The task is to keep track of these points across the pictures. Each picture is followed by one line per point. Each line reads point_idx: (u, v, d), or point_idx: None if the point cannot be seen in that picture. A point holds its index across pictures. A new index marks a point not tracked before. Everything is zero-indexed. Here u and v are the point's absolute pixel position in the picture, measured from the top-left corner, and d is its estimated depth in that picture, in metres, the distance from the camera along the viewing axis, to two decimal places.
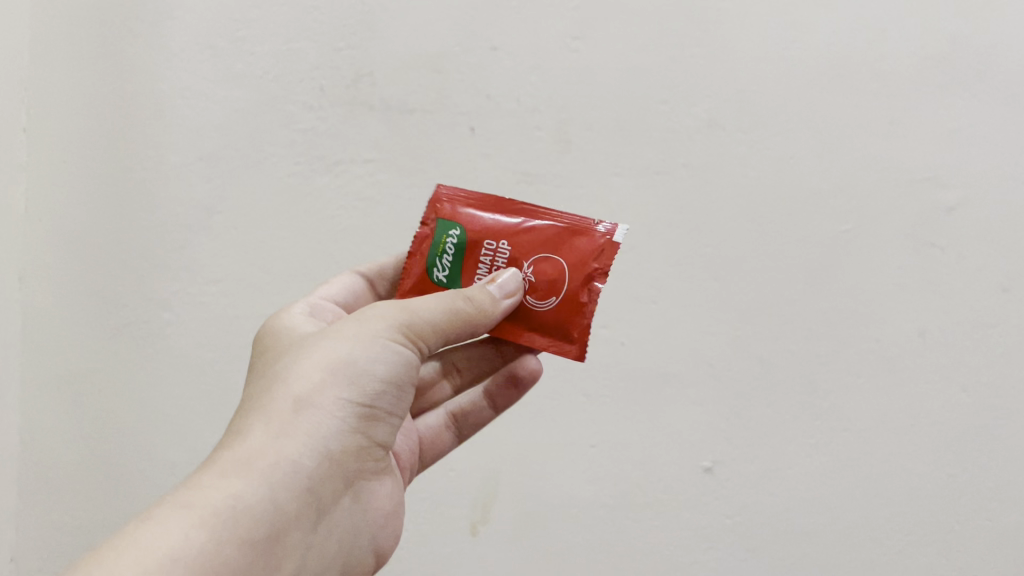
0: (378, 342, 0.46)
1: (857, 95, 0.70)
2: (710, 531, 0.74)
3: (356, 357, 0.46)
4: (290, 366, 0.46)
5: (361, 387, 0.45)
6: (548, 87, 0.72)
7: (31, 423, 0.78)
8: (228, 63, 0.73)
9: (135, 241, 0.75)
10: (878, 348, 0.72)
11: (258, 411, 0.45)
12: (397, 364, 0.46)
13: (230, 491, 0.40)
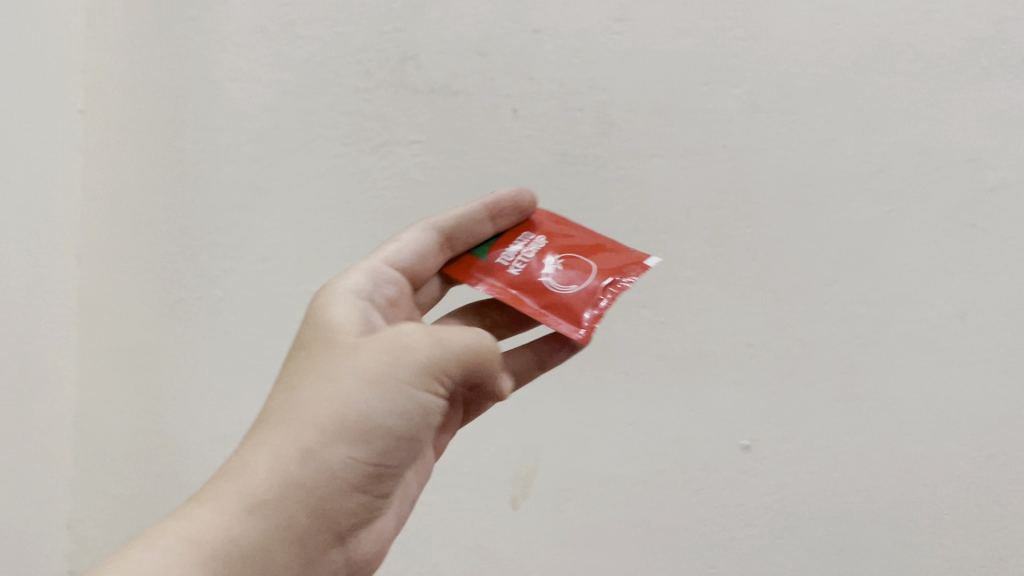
0: (408, 391, 0.43)
1: (906, 181, 0.66)
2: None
3: (375, 399, 0.42)
4: (318, 397, 0.42)
5: (369, 428, 0.42)
6: (584, 149, 0.70)
7: (80, 539, 0.78)
8: (273, 146, 0.74)
9: (171, 356, 0.76)
10: (916, 500, 0.67)
11: (273, 422, 0.42)
12: (418, 412, 0.43)
13: (219, 533, 0.38)
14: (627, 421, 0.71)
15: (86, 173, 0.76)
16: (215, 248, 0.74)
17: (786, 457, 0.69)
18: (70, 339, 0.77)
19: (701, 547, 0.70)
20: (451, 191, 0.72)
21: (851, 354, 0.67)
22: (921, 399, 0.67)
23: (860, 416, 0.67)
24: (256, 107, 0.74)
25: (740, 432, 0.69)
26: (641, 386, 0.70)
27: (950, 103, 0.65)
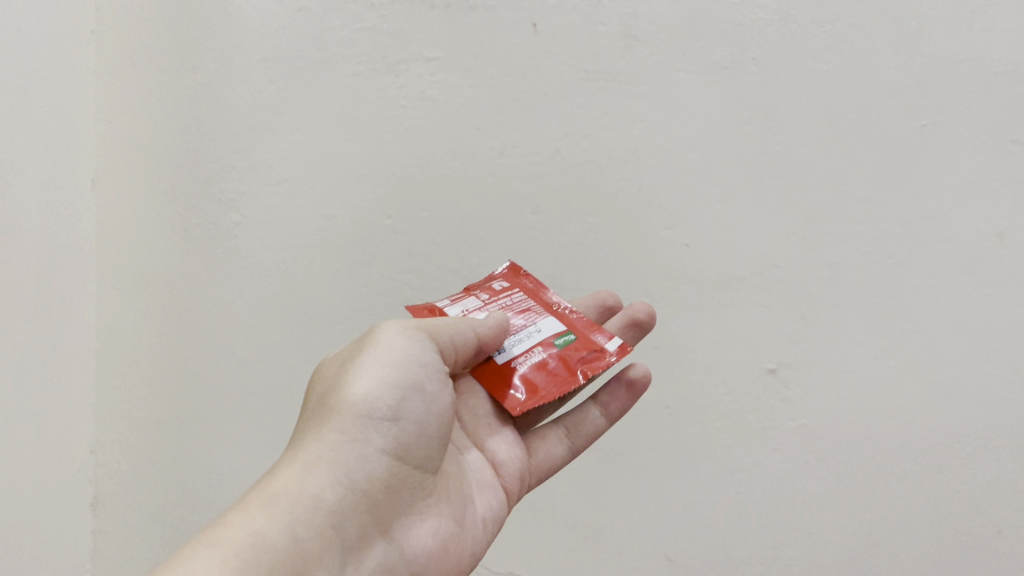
0: (389, 362, 0.46)
1: (941, 95, 0.63)
2: (733, 503, 0.70)
3: (368, 370, 0.46)
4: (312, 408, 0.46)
5: (378, 393, 0.45)
6: (606, 66, 0.67)
7: (104, 463, 0.79)
8: (285, 64, 0.72)
9: (187, 280, 0.75)
10: (948, 423, 0.65)
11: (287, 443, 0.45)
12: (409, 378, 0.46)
13: (246, 523, 0.39)
14: (650, 345, 0.70)
15: (100, 98, 0.76)
16: (230, 170, 0.73)
17: (812, 379, 0.67)
18: (88, 265, 0.77)
19: (727, 474, 0.70)
20: (469, 108, 0.70)
21: (882, 276, 0.65)
22: (956, 321, 0.65)
23: (891, 337, 0.66)
24: (265, 25, 0.72)
25: (766, 355, 0.68)
26: (666, 310, 0.69)
27: (994, 13, 0.62)
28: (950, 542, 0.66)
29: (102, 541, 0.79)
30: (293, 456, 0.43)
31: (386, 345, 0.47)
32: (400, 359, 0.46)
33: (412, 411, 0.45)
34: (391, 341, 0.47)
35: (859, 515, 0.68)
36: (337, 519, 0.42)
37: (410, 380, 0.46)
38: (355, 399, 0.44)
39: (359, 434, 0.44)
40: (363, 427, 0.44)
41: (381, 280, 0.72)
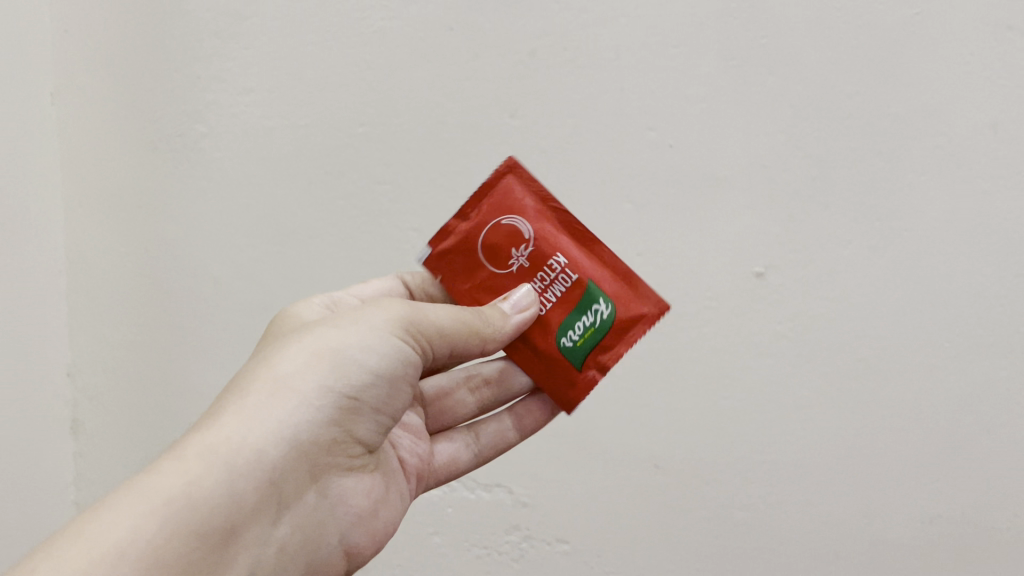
0: (377, 335, 0.43)
1: None
2: (723, 407, 0.69)
3: (353, 343, 0.43)
4: (278, 350, 0.43)
5: (348, 375, 0.42)
6: None
7: (82, 387, 0.77)
8: None
9: (158, 197, 0.72)
10: (939, 319, 0.64)
11: (244, 378, 0.42)
12: (393, 359, 0.43)
13: (185, 478, 0.37)
14: (633, 251, 0.68)
15: (54, 9, 0.73)
16: (196, 81, 0.70)
17: (802, 281, 0.66)
18: (53, 184, 0.74)
19: (714, 381, 0.69)
20: (440, 6, 0.66)
21: (872, 172, 0.63)
22: (947, 216, 0.63)
23: (882, 236, 0.64)
24: None
25: (754, 258, 0.66)
26: (652, 216, 0.67)
27: None
28: (938, 440, 0.66)
29: (84, 463, 0.78)
30: (244, 398, 0.41)
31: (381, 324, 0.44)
32: (387, 344, 0.43)
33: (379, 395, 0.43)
34: (385, 319, 0.44)
35: (848, 417, 0.67)
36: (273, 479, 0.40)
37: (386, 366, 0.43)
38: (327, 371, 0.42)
39: (321, 411, 0.41)
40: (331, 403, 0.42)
41: (356, 193, 0.69)
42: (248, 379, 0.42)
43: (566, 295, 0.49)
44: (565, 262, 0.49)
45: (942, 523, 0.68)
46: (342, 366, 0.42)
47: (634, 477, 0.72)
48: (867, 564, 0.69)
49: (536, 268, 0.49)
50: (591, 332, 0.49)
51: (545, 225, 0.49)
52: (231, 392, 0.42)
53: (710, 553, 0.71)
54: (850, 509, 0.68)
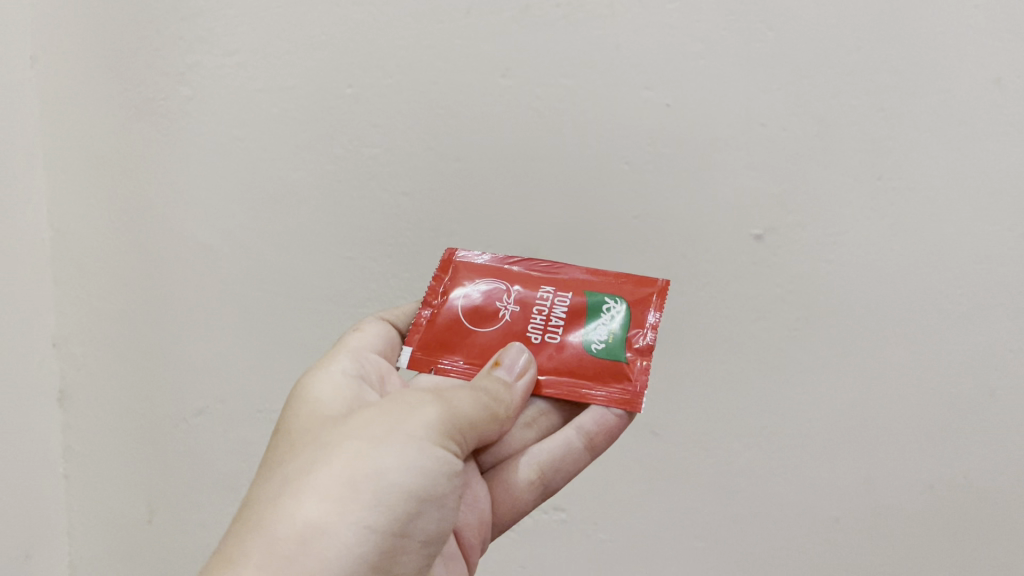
0: (412, 448, 0.41)
1: None
2: (722, 372, 0.68)
3: (392, 462, 0.40)
4: (303, 476, 0.40)
5: (387, 503, 0.39)
6: None
7: (68, 358, 0.75)
8: None
9: (144, 161, 0.70)
10: (941, 279, 0.63)
11: (266, 512, 0.38)
12: (428, 474, 0.41)
13: None
14: (632, 215, 0.66)
15: None
16: (179, 42, 0.68)
17: (802, 243, 0.64)
18: (34, 150, 0.72)
19: (713, 345, 0.68)
20: None
21: (874, 130, 0.62)
22: (951, 174, 0.62)
23: (884, 195, 0.63)
24: None
25: (753, 220, 0.65)
26: (649, 178, 0.65)
27: None
28: (940, 404, 0.65)
29: (73, 436, 0.77)
30: (275, 536, 0.37)
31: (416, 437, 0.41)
32: (424, 460, 0.41)
33: (418, 521, 0.41)
34: (419, 433, 0.42)
35: (850, 381, 0.66)
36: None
37: (424, 488, 0.41)
38: (369, 497, 0.39)
39: (366, 546, 0.38)
40: (375, 532, 0.38)
41: (346, 156, 0.68)
42: (276, 511, 0.38)
43: (571, 311, 0.55)
44: (554, 289, 0.56)
45: (944, 488, 0.67)
46: (384, 488, 0.39)
47: (632, 443, 0.71)
48: (868, 528, 0.68)
49: (520, 312, 0.55)
50: (615, 327, 0.54)
51: (512, 278, 0.57)
52: (256, 527, 0.38)
53: (710, 520, 0.71)
54: (850, 473, 0.68)
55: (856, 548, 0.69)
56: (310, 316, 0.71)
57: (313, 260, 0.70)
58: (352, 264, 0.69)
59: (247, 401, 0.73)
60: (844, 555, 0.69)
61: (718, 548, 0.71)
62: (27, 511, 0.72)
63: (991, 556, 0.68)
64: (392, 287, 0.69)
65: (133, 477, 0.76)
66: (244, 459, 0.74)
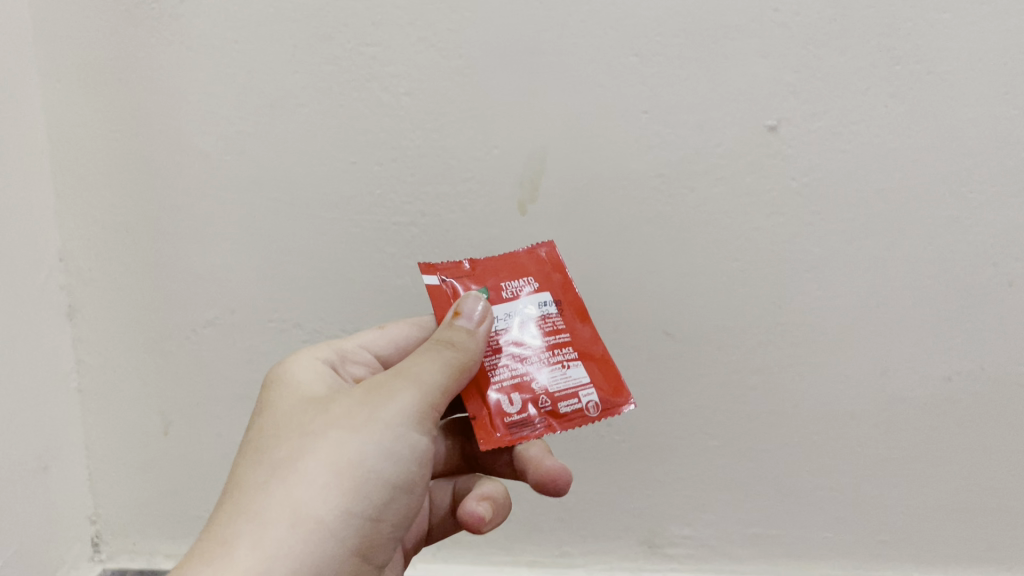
0: (390, 433, 0.45)
1: None
2: (736, 271, 0.67)
3: (365, 446, 0.44)
4: (296, 450, 0.44)
5: (363, 486, 0.44)
6: None
7: (76, 272, 0.73)
8: None
9: (141, 66, 0.67)
10: (961, 166, 0.63)
11: (268, 471, 0.43)
12: (404, 455, 0.45)
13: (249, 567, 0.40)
14: (640, 109, 0.64)
15: None
16: None
17: (817, 132, 0.63)
18: (26, 55, 0.67)
19: (725, 242, 0.66)
20: None
21: (892, 12, 0.60)
22: (973, 57, 0.60)
23: (902, 82, 0.61)
24: None
25: (766, 110, 0.63)
26: (657, 69, 0.63)
27: None
28: (957, 293, 0.65)
29: (84, 350, 0.76)
30: (268, 504, 0.42)
31: (389, 422, 0.45)
32: (395, 444, 0.45)
33: (385, 497, 0.45)
34: (396, 414, 0.45)
35: (865, 273, 0.66)
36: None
37: (397, 464, 0.45)
38: (346, 492, 0.43)
39: (340, 529, 0.43)
40: (347, 511, 0.43)
41: (345, 56, 0.65)
42: (261, 499, 0.42)
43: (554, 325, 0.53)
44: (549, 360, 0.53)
45: (960, 379, 0.68)
46: (356, 483, 0.43)
47: (645, 345, 0.69)
48: (882, 420, 0.69)
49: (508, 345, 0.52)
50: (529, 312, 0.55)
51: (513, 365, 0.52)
52: (239, 508, 0.42)
53: (725, 418, 0.71)
54: (864, 367, 0.68)
55: (866, 437, 0.70)
56: (316, 224, 0.70)
57: (318, 167, 0.68)
58: (356, 168, 0.68)
59: (256, 312, 0.73)
60: (856, 447, 0.70)
61: (731, 446, 0.71)
62: (43, 427, 0.72)
63: (1002, 444, 0.69)
64: (397, 192, 0.68)
65: (149, 386, 0.76)
66: (256, 369, 0.74)
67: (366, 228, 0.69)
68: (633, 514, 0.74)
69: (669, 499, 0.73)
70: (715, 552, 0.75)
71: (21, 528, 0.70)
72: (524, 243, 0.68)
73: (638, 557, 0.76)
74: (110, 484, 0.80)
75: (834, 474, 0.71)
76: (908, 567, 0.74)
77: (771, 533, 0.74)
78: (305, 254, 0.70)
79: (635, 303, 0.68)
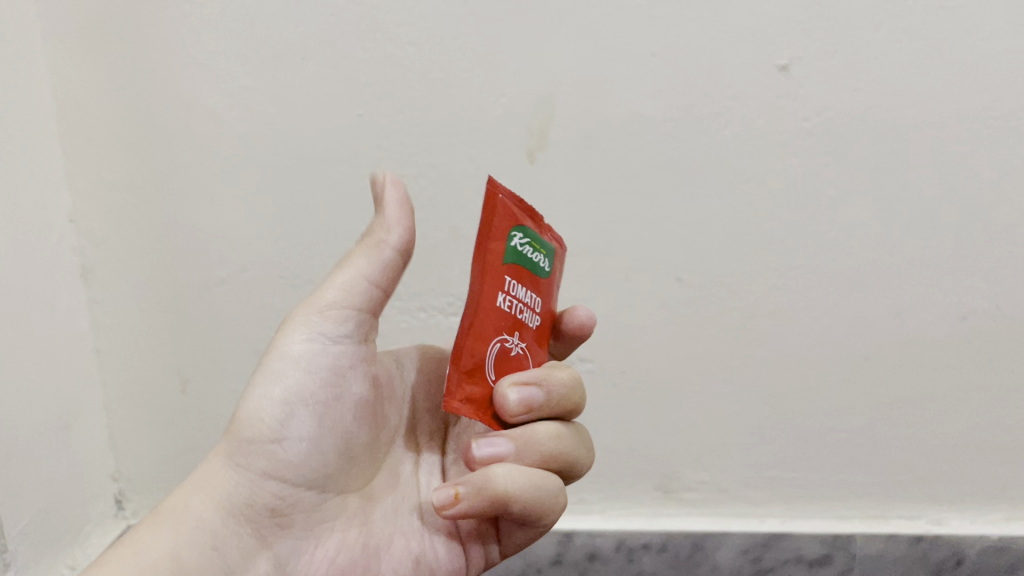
0: (298, 347, 0.47)
1: None
2: (748, 214, 0.66)
3: (269, 370, 0.47)
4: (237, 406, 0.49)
5: (266, 401, 0.46)
6: None
7: (87, 234, 0.73)
8: None
9: (143, 24, 0.66)
10: (974, 103, 0.62)
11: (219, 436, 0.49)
12: (312, 363, 0.47)
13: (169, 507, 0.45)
14: (649, 52, 0.63)
15: None
16: None
17: (829, 72, 0.62)
18: (28, 15, 0.66)
19: (737, 186, 0.66)
20: None
21: None
22: None
23: (914, 18, 0.60)
24: None
25: (777, 51, 0.62)
26: (664, 11, 0.62)
27: None
28: (972, 230, 0.65)
29: (99, 311, 0.76)
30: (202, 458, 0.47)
31: (280, 351, 0.47)
32: (303, 354, 0.47)
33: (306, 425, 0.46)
34: (288, 344, 0.47)
35: (879, 213, 0.65)
36: (208, 539, 0.44)
37: (303, 370, 0.47)
38: (244, 431, 0.46)
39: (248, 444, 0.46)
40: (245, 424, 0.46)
41: (348, 8, 0.64)
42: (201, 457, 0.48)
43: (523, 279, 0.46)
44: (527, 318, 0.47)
45: (975, 318, 0.68)
46: (256, 416, 0.46)
47: (658, 290, 0.69)
48: (897, 361, 0.69)
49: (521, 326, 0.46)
50: (531, 264, 0.47)
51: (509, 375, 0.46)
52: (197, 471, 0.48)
53: (739, 362, 0.71)
54: (879, 307, 0.68)
55: (881, 377, 0.70)
56: (325, 179, 0.69)
57: (325, 120, 0.68)
58: (363, 121, 0.67)
59: (269, 268, 0.73)
60: (872, 389, 0.71)
61: (746, 391, 0.72)
62: (62, 388, 0.72)
63: (1015, 380, 0.70)
64: (406, 145, 0.68)
65: (165, 344, 0.76)
66: (271, 324, 0.75)
67: (375, 181, 0.69)
68: (649, 460, 0.75)
69: (685, 444, 0.74)
70: (731, 497, 0.75)
71: (45, 489, 0.70)
72: (534, 192, 0.68)
73: (654, 504, 0.76)
74: (131, 442, 0.81)
75: (849, 417, 0.71)
76: (922, 505, 0.74)
77: (788, 476, 0.74)
78: (314, 209, 0.70)
79: (647, 249, 0.68)
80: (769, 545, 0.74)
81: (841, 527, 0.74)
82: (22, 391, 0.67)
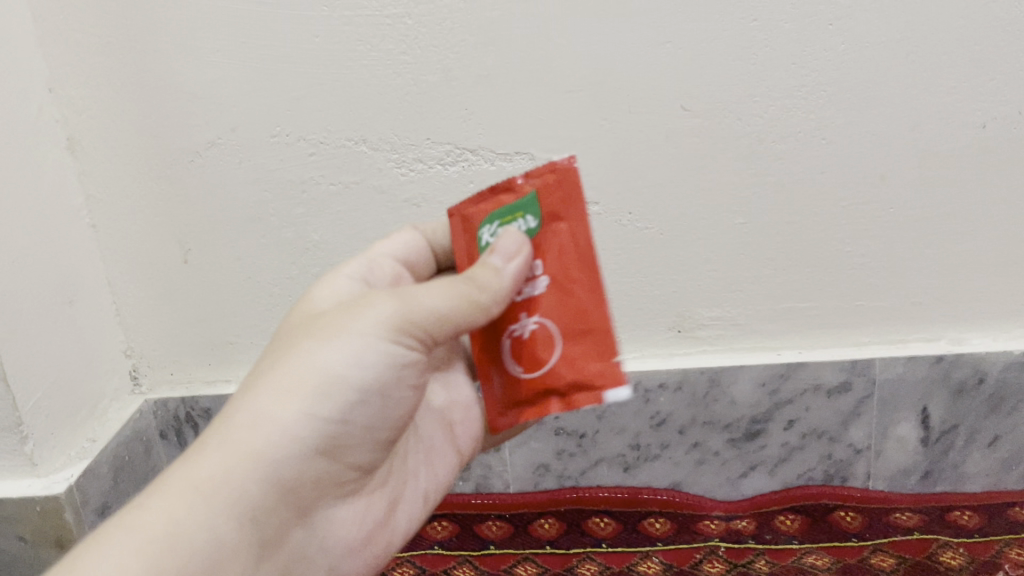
0: (371, 343, 0.41)
1: None
2: (754, 30, 0.63)
3: (335, 355, 0.41)
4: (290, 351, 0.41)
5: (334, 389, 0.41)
6: None
7: (67, 102, 0.71)
8: None
9: None
10: None
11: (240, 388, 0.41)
12: (383, 365, 0.41)
13: (198, 477, 0.38)
14: None
15: None
16: None
17: None
18: None
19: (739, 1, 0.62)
20: None
21: None
22: None
23: None
24: None
25: None
26: None
27: None
28: (993, 31, 0.62)
29: (90, 183, 0.74)
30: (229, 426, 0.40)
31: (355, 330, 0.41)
32: (373, 353, 0.41)
33: (376, 410, 0.42)
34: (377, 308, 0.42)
35: (891, 18, 0.62)
36: (266, 527, 0.40)
37: (370, 373, 0.41)
38: (317, 397, 0.40)
39: (305, 439, 0.40)
40: (305, 411, 0.40)
41: None
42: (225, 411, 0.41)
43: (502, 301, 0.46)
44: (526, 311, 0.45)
45: (997, 126, 0.65)
46: (326, 379, 0.41)
47: (662, 120, 0.66)
48: (911, 178, 0.67)
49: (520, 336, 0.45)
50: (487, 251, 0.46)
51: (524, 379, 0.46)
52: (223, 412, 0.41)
53: (751, 192, 0.68)
54: (894, 120, 0.65)
55: (898, 196, 0.68)
56: (306, 25, 0.66)
57: None
58: None
59: (257, 126, 0.70)
60: (887, 211, 0.69)
61: (758, 222, 0.69)
62: (61, 260, 0.71)
63: None
64: None
65: (161, 213, 0.75)
66: (267, 188, 0.73)
67: (359, 24, 0.66)
68: (662, 300, 0.73)
69: (699, 281, 0.72)
70: (745, 331, 0.74)
71: (56, 361, 0.70)
72: (526, 22, 0.64)
73: (669, 343, 0.75)
74: (138, 318, 0.80)
75: (865, 240, 0.70)
76: (942, 326, 0.73)
77: (804, 307, 0.73)
78: (299, 58, 0.67)
79: (650, 76, 0.65)
80: (786, 375, 0.73)
81: (858, 353, 0.73)
82: (19, 260, 0.66)
